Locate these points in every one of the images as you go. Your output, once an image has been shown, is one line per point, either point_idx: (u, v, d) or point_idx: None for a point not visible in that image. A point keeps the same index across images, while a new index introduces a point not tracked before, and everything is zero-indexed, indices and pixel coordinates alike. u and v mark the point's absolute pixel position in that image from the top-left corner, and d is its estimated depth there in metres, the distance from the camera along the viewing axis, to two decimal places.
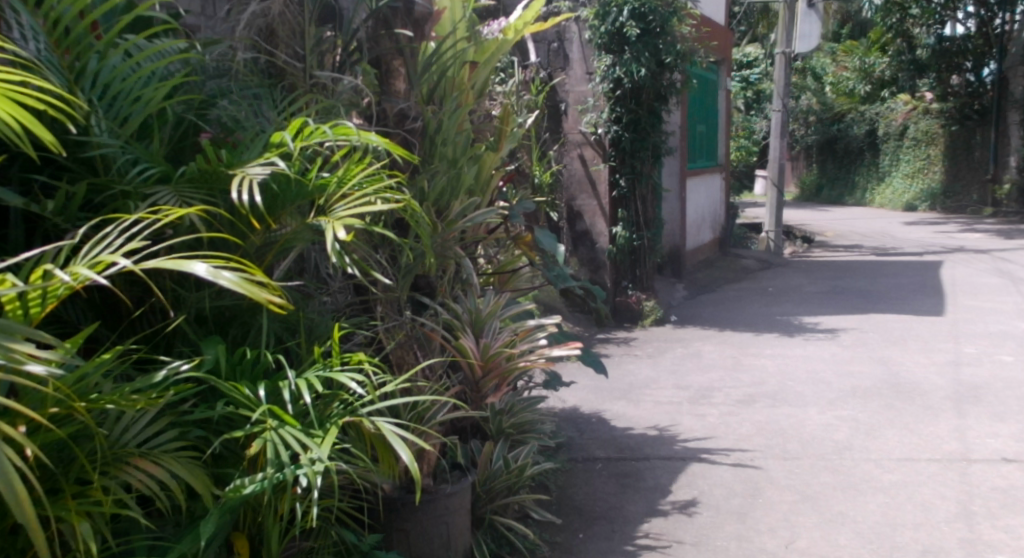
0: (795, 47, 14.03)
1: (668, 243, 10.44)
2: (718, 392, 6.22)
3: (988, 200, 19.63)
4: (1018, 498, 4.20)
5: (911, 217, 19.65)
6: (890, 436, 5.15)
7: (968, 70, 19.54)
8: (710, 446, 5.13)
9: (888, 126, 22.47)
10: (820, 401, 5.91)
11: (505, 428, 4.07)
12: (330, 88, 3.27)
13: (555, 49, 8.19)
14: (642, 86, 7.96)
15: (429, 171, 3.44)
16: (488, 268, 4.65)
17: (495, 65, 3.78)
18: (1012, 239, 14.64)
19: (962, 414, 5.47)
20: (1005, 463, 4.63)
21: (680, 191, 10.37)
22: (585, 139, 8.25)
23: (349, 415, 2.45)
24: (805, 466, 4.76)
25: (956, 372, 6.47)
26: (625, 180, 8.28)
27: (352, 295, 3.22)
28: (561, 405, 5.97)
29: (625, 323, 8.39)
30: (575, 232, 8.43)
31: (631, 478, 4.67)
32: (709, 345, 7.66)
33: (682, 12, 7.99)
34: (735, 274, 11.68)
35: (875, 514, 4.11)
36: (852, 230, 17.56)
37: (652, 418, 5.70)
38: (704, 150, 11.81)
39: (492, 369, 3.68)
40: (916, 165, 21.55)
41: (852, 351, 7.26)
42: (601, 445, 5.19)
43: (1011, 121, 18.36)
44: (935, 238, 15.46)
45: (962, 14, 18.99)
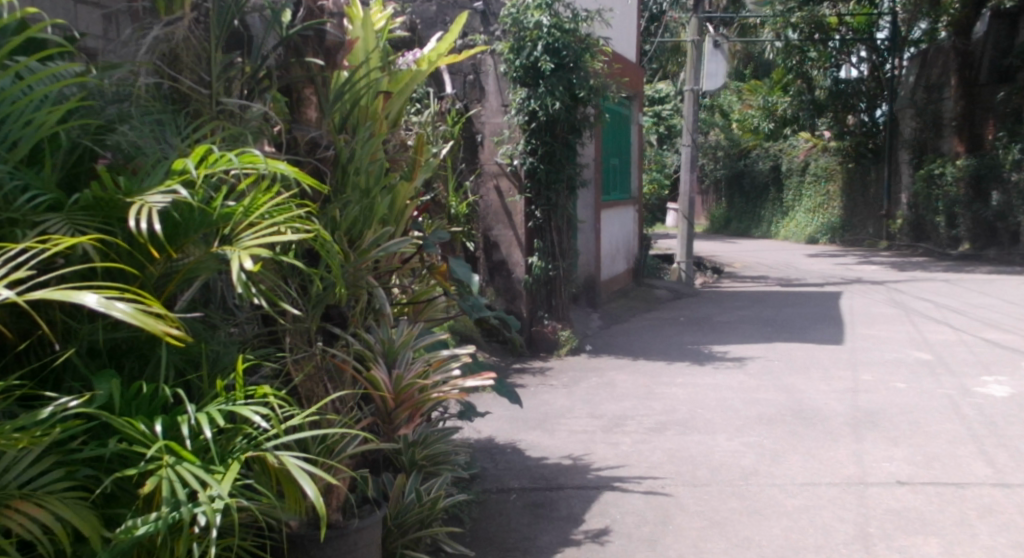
0: (703, 85, 14.53)
1: (583, 273, 10.61)
2: (632, 420, 6.31)
3: (882, 234, 20.56)
4: (911, 519, 4.39)
5: (813, 250, 20.52)
6: (793, 462, 5.32)
7: (861, 110, 20.50)
8: (622, 474, 5.19)
9: (790, 162, 23.72)
10: (728, 428, 6.07)
11: (418, 460, 4.04)
12: (237, 115, 3.22)
13: (471, 81, 8.27)
14: (557, 119, 8.09)
15: (341, 200, 3.41)
16: (402, 299, 4.64)
17: (409, 95, 3.82)
18: (905, 270, 15.43)
19: (859, 439, 5.70)
20: (899, 486, 4.84)
21: (595, 222, 10.59)
22: (501, 170, 8.32)
23: (253, 450, 2.40)
24: (714, 492, 4.86)
25: (855, 399, 6.74)
26: (541, 212, 8.36)
27: (260, 325, 3.13)
28: (475, 436, 5.95)
29: (541, 353, 8.38)
30: (491, 262, 8.48)
31: (545, 508, 4.68)
32: (623, 374, 7.77)
33: (595, 49, 8.20)
34: (648, 304, 11.95)
35: (778, 538, 4.22)
36: (759, 262, 18.19)
37: (567, 447, 5.73)
38: (618, 183, 12.10)
39: (404, 401, 3.65)
40: (818, 201, 22.89)
41: (758, 379, 7.48)
42: (516, 475, 5.19)
43: (903, 160, 19.38)
44: (835, 270, 16.16)
45: (856, 59, 20.07)
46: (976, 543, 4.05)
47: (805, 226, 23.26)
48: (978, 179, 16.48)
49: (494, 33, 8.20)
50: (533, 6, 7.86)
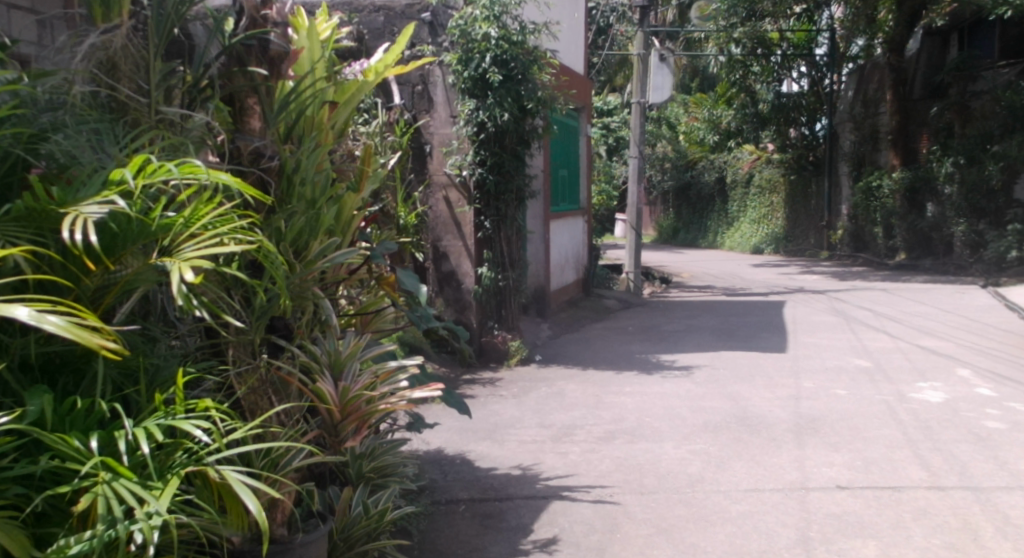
0: (649, 98, 14.74)
1: (533, 283, 10.67)
2: (581, 430, 6.35)
3: (823, 244, 21.07)
4: (851, 523, 4.49)
5: (757, 260, 20.94)
6: (738, 468, 5.41)
7: (802, 124, 20.99)
8: (571, 484, 5.22)
9: (735, 174, 24.26)
10: (675, 436, 6.14)
11: (365, 473, 4.00)
12: (178, 124, 3.18)
13: (419, 92, 8.27)
14: (505, 130, 8.12)
15: (286, 211, 3.38)
16: (349, 310, 4.60)
17: (356, 105, 3.82)
18: (846, 280, 15.84)
19: (801, 445, 5.82)
20: (839, 490, 4.95)
21: (544, 233, 10.67)
22: (449, 181, 8.32)
23: (193, 464, 2.37)
24: (661, 499, 4.92)
25: (797, 406, 6.88)
26: (490, 222, 8.43)
27: (202, 338, 3.08)
28: (424, 448, 5.93)
29: (491, 363, 8.39)
30: (440, 273, 8.45)
31: (494, 519, 4.68)
32: (572, 384, 7.81)
33: (542, 61, 8.28)
34: (597, 314, 12.04)
35: (723, 544, 4.29)
36: (705, 272, 18.47)
37: (516, 457, 5.74)
38: (567, 194, 12.19)
39: (351, 413, 3.64)
40: (762, 212, 23.34)
41: (704, 387, 7.59)
42: (465, 487, 5.17)
43: (843, 172, 19.92)
44: (778, 279, 16.50)
45: (797, 74, 20.56)
46: (911, 545, 4.17)
47: (750, 236, 23.73)
48: (913, 191, 17.05)
49: (442, 44, 8.19)
50: (481, 18, 7.89)
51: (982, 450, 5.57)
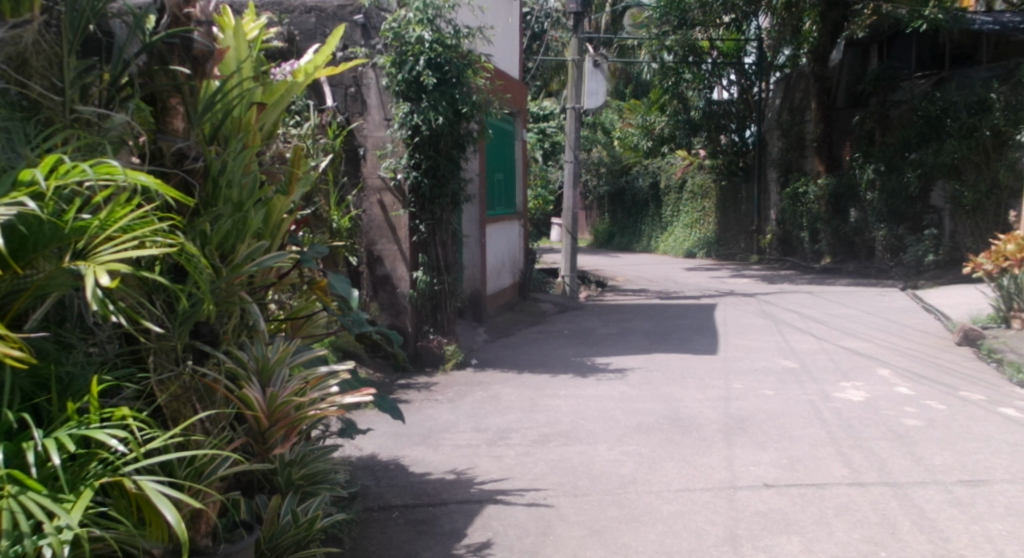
0: (584, 104, 14.88)
1: (469, 287, 10.67)
2: (516, 433, 6.37)
3: (753, 248, 21.56)
4: (777, 520, 4.60)
5: (690, 264, 21.29)
6: (669, 468, 5.49)
7: (732, 130, 21.47)
8: (506, 487, 5.22)
9: (669, 180, 24.71)
10: (609, 438, 6.21)
11: (294, 480, 3.92)
12: (96, 124, 3.07)
13: (352, 94, 8.17)
14: (440, 134, 8.09)
15: (212, 213, 3.33)
16: (279, 314, 4.55)
17: (284, 107, 3.79)
18: (774, 283, 16.25)
19: (730, 444, 5.95)
20: (766, 488, 5.07)
21: (479, 237, 10.69)
22: (384, 184, 8.26)
23: (109, 475, 2.33)
24: (594, 501, 4.96)
25: (727, 406, 7.03)
26: (425, 226, 8.34)
27: (121, 344, 2.99)
28: (357, 453, 5.86)
29: (426, 368, 8.32)
30: (375, 277, 8.37)
31: (427, 524, 4.65)
32: (508, 387, 7.82)
33: (477, 65, 8.27)
34: (533, 317, 12.09)
35: (654, 543, 4.36)
36: (640, 276, 18.71)
37: (451, 462, 5.72)
38: (503, 199, 12.22)
39: (280, 420, 3.59)
40: (694, 216, 23.80)
41: (638, 389, 7.69)
42: (398, 493, 5.13)
43: (771, 178, 20.44)
44: (710, 282, 16.84)
45: (727, 82, 20.99)
46: (833, 540, 4.30)
47: (683, 241, 24.13)
48: (837, 197, 17.64)
49: (376, 47, 8.14)
50: (414, 21, 7.86)
51: (900, 447, 5.77)
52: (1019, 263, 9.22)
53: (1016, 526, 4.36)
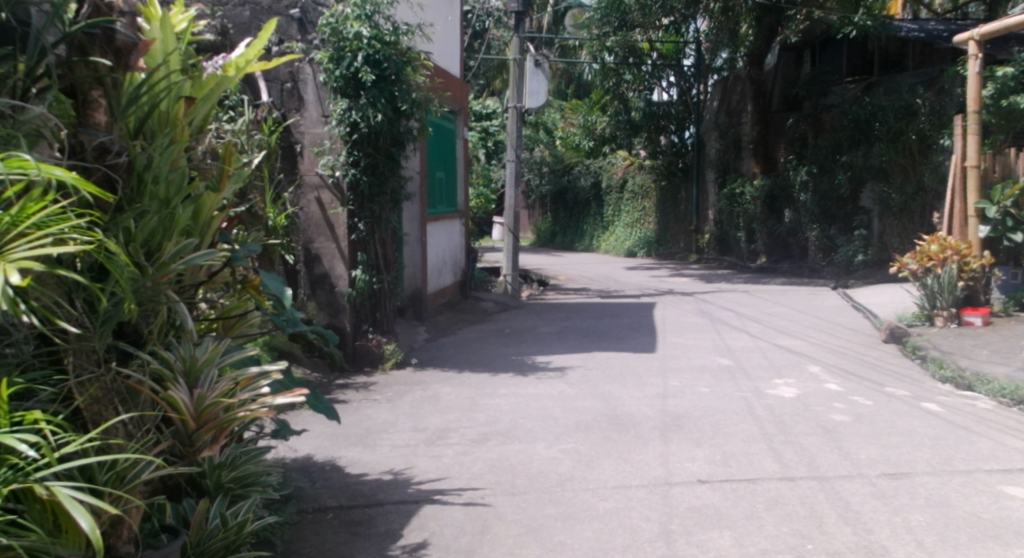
0: (525, 103, 14.91)
1: (409, 286, 10.62)
2: (454, 433, 6.34)
3: (692, 248, 21.90)
4: (710, 515, 4.68)
5: (631, 263, 21.58)
6: (606, 466, 5.54)
7: (672, 131, 21.83)
8: (443, 487, 5.20)
9: (610, 179, 25.05)
10: (547, 436, 6.23)
11: (224, 483, 3.83)
12: (11, 116, 2.93)
13: (289, 89, 8.02)
14: (379, 132, 8.00)
15: (137, 210, 3.25)
16: (211, 314, 4.45)
17: (214, 101, 3.76)
18: (712, 282, 16.55)
19: (666, 441, 6.03)
20: (699, 484, 5.16)
21: (420, 236, 10.64)
22: (321, 182, 8.14)
23: (19, 481, 2.29)
24: (531, 499, 4.97)
25: (664, 404, 7.12)
26: (365, 224, 8.26)
27: (38, 345, 2.89)
28: (292, 455, 5.77)
29: (365, 367, 8.20)
30: (312, 276, 8.26)
31: (362, 525, 4.61)
32: (447, 386, 7.79)
33: (416, 62, 8.22)
34: (475, 316, 12.07)
35: (589, 540, 4.39)
36: (581, 274, 18.87)
37: (388, 462, 5.66)
38: (444, 197, 12.18)
39: (208, 422, 3.52)
40: (635, 216, 24.14)
41: (577, 388, 7.74)
42: (333, 495, 5.06)
43: (709, 179, 20.82)
44: (650, 282, 17.07)
45: (666, 84, 21.33)
46: (763, 533, 4.39)
47: (624, 240, 24.43)
48: (772, 198, 18.05)
49: (312, 42, 8.05)
50: (352, 16, 7.81)
51: (829, 442, 5.93)
52: (942, 263, 9.56)
53: (935, 517, 4.52)
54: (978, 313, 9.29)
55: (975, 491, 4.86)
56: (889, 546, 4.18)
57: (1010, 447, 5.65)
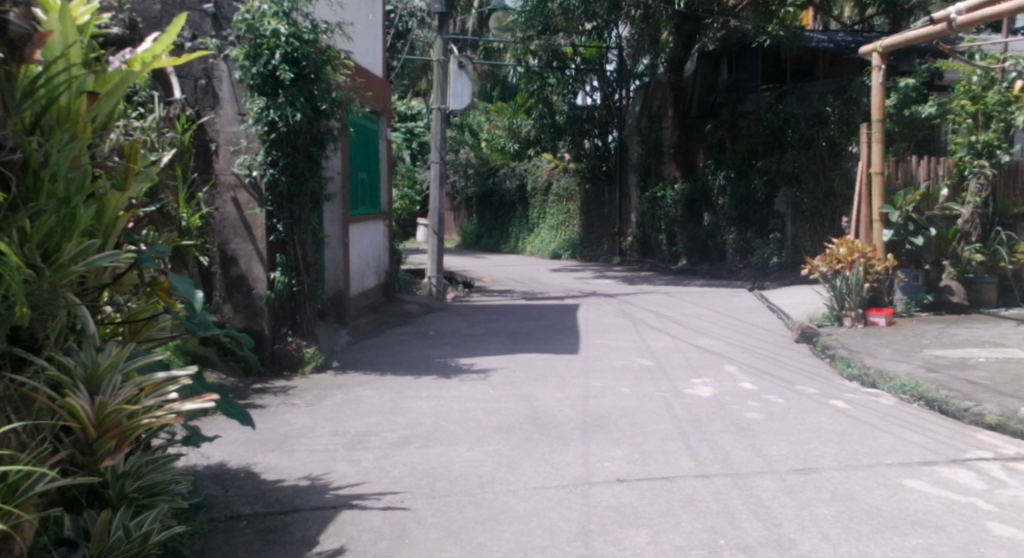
0: (449, 105, 14.85)
1: (331, 287, 10.49)
2: (375, 436, 6.27)
3: (615, 250, 22.21)
4: (627, 513, 4.75)
5: (555, 265, 21.73)
6: (527, 467, 5.57)
7: (596, 135, 21.94)
8: (362, 491, 5.13)
9: (535, 181, 25.27)
10: (469, 439, 6.22)
11: (128, 493, 3.65)
12: None
13: (202, 86, 7.83)
14: (298, 131, 7.85)
15: (34, 209, 3.14)
16: (117, 318, 4.30)
17: (121, 96, 3.67)
18: (634, 284, 16.81)
19: (586, 442, 6.09)
20: (618, 483, 5.23)
21: (342, 237, 10.52)
22: (238, 181, 7.96)
23: None
24: (452, 502, 4.96)
25: (585, 404, 7.20)
26: (283, 225, 8.03)
27: None
28: (204, 462, 5.61)
29: (284, 371, 8.04)
30: (228, 278, 8.06)
31: (277, 533, 4.51)
32: (369, 390, 7.69)
33: (336, 61, 8.08)
34: (398, 318, 11.97)
35: (509, 541, 4.40)
36: (507, 276, 18.94)
37: (306, 467, 5.57)
38: (366, 199, 12.04)
39: (109, 430, 3.39)
40: (560, 218, 24.35)
41: (500, 390, 7.75)
42: (247, 502, 4.94)
43: (631, 182, 21.17)
44: (574, 283, 17.23)
45: (590, 88, 21.63)
46: (678, 530, 4.48)
47: (549, 242, 24.60)
48: (692, 201, 18.48)
49: (227, 39, 7.87)
50: (269, 13, 7.62)
51: (742, 439, 6.08)
52: (849, 265, 9.91)
53: (840, 510, 4.68)
54: (882, 313, 9.72)
55: (877, 484, 5.06)
56: (796, 539, 4.31)
57: (910, 441, 5.91)
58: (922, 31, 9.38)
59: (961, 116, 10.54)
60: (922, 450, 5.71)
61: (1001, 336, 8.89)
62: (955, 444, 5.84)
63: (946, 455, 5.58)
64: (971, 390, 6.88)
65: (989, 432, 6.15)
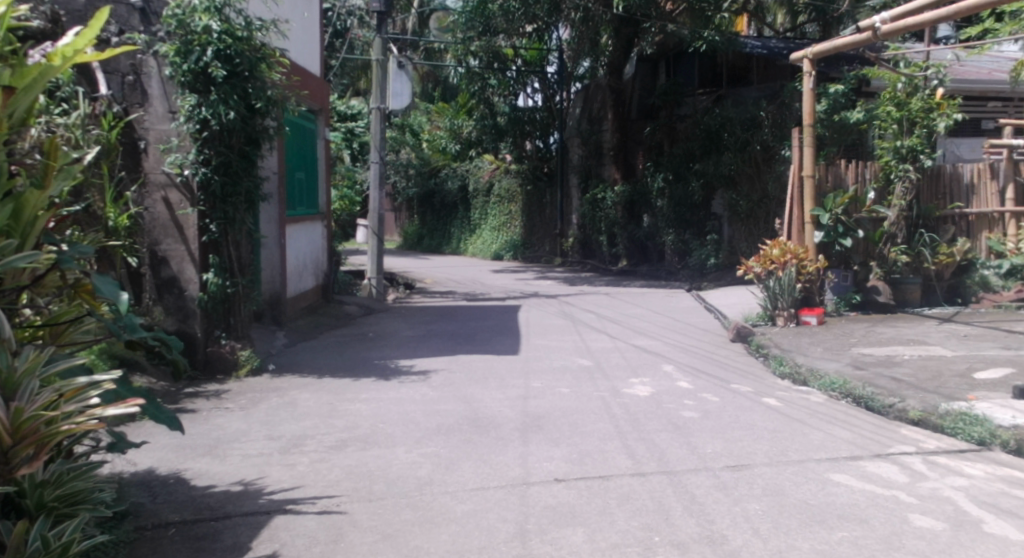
0: (389, 105, 14.73)
1: (269, 289, 10.32)
2: (311, 440, 6.17)
3: (556, 251, 22.32)
4: (564, 513, 4.77)
5: (497, 266, 21.72)
6: (465, 468, 5.55)
7: (537, 137, 22.19)
8: (297, 496, 5.05)
9: (477, 183, 25.26)
10: (407, 441, 6.17)
11: (47, 502, 3.52)
12: None
13: (130, 82, 7.59)
14: (232, 130, 7.70)
15: None
16: (36, 320, 4.16)
17: (38, 91, 3.53)
18: (575, 284, 16.92)
19: (525, 442, 6.10)
20: (556, 483, 5.24)
21: (279, 238, 10.37)
22: (169, 180, 7.75)
23: None
24: (388, 505, 4.91)
25: (524, 405, 7.21)
26: (217, 225, 7.88)
27: None
28: (131, 469, 5.44)
29: (217, 375, 7.85)
30: (159, 280, 7.85)
31: (207, 540, 4.40)
32: (306, 392, 7.57)
33: (271, 59, 7.94)
34: (337, 320, 11.81)
35: (446, 543, 4.37)
36: (448, 277, 18.87)
37: (239, 472, 5.45)
38: (304, 199, 11.86)
39: (25, 438, 3.25)
40: (502, 220, 24.37)
41: (439, 391, 7.71)
42: (176, 509, 4.81)
43: (572, 184, 21.31)
44: (515, 284, 17.27)
45: (530, 90, 21.67)
46: (614, 528, 4.51)
47: (490, 243, 24.61)
48: (632, 203, 18.70)
49: (156, 34, 7.65)
50: (201, 9, 7.46)
51: (678, 438, 6.17)
52: (782, 266, 10.12)
53: (771, 505, 4.78)
54: (813, 313, 9.95)
55: (806, 479, 5.19)
56: (728, 534, 4.39)
57: (837, 437, 6.07)
58: (851, 38, 9.63)
59: (886, 122, 10.82)
60: (849, 446, 5.86)
61: (924, 334, 9.21)
62: (880, 438, 6.03)
63: (871, 450, 5.75)
64: (896, 386, 7.11)
65: (912, 427, 6.36)
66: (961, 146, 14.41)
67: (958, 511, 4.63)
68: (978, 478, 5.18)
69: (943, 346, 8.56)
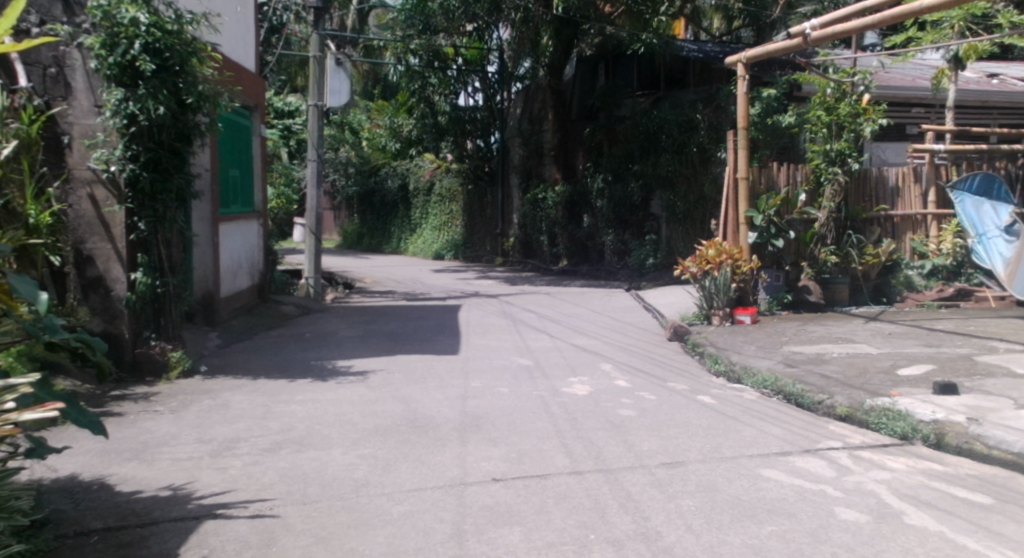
0: (327, 102, 14.50)
1: (201, 289, 10.08)
2: (243, 443, 6.04)
3: (497, 251, 22.32)
4: (502, 512, 4.76)
5: (437, 265, 21.59)
6: (402, 469, 5.50)
7: (477, 137, 22.14)
8: (228, 500, 4.93)
9: (417, 182, 25.11)
10: (344, 442, 6.08)
11: None
12: None
13: (52, 75, 7.34)
14: (161, 125, 7.48)
15: None
16: None
17: None
18: (516, 284, 16.93)
19: (463, 442, 6.07)
20: (494, 483, 5.23)
21: (211, 237, 10.14)
22: (95, 176, 7.52)
23: None
24: (323, 508, 4.83)
25: (463, 405, 7.18)
26: (145, 224, 7.64)
27: None
28: (52, 475, 5.25)
29: (146, 377, 7.63)
30: (84, 280, 7.58)
31: (132, 547, 4.27)
32: (239, 394, 7.41)
33: (203, 53, 7.72)
34: (274, 320, 11.60)
35: (381, 545, 4.32)
36: (388, 277, 18.70)
37: (168, 477, 5.30)
38: (239, 196, 11.62)
39: None
40: (442, 219, 24.26)
41: (377, 392, 7.62)
42: (100, 515, 4.66)
43: (513, 183, 21.33)
44: (456, 284, 17.20)
45: (471, 89, 21.58)
46: (550, 527, 4.52)
47: (431, 243, 24.48)
48: (572, 203, 18.81)
49: (81, 25, 7.40)
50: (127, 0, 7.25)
51: (615, 436, 6.22)
52: (718, 266, 10.29)
53: (704, 501, 4.85)
54: (748, 313, 10.18)
55: (739, 475, 5.28)
56: (663, 531, 4.44)
57: (770, 434, 6.19)
58: (783, 44, 9.85)
59: (816, 126, 11.01)
60: (780, 442, 5.99)
61: (853, 332, 9.48)
62: (810, 434, 6.17)
63: (800, 446, 5.88)
64: (825, 383, 7.29)
65: (840, 423, 6.54)
66: (887, 150, 14.91)
67: (881, 504, 4.77)
68: (900, 471, 5.35)
69: (869, 344, 8.83)
